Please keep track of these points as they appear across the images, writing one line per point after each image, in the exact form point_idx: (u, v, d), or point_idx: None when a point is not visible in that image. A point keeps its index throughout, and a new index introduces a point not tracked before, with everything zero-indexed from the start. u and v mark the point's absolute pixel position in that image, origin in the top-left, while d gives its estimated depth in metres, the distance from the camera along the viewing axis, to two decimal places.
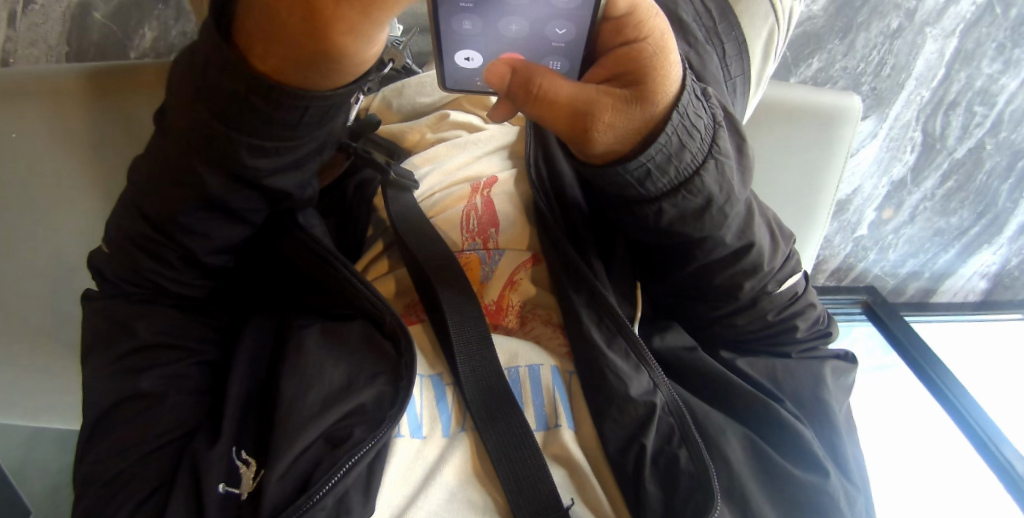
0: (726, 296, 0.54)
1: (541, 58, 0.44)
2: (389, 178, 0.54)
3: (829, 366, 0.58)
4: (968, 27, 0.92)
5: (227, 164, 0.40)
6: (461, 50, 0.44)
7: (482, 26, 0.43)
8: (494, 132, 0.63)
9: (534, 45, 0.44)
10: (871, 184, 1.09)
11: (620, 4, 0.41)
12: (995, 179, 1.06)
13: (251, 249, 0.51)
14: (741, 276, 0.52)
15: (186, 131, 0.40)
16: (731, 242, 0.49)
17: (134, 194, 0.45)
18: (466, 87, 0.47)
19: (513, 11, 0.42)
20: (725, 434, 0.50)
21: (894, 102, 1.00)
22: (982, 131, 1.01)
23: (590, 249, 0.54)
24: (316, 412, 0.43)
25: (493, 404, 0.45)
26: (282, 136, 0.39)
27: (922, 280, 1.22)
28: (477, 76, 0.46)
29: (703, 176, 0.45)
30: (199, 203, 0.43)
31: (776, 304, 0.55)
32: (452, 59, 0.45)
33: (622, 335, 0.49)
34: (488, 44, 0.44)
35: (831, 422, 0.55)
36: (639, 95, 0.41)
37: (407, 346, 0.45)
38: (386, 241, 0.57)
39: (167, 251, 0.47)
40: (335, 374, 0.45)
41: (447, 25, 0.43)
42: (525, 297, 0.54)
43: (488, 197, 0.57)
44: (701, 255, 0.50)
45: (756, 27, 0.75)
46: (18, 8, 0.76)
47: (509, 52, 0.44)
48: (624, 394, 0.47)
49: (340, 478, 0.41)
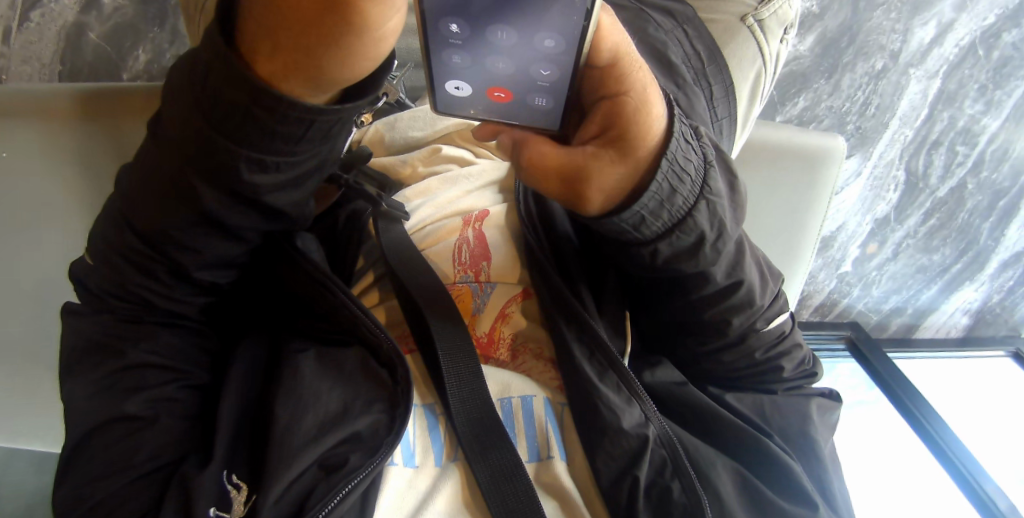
0: (716, 333, 0.54)
1: (525, 94, 0.45)
2: (381, 209, 0.54)
3: (814, 404, 0.58)
4: (951, 69, 0.95)
5: (224, 178, 0.40)
6: (451, 80, 0.45)
7: (471, 61, 0.43)
8: (484, 166, 0.63)
9: (522, 81, 0.44)
10: (855, 221, 1.11)
11: (604, 54, 0.42)
12: (976, 217, 1.08)
13: (248, 267, 0.50)
14: (731, 314, 0.52)
15: (184, 142, 0.40)
16: (721, 280, 0.50)
17: (124, 205, 0.45)
18: (456, 113, 0.47)
19: (500, 51, 0.42)
20: (716, 467, 0.49)
21: (877, 141, 1.02)
22: (964, 170, 1.03)
23: (579, 280, 0.55)
24: (310, 439, 0.43)
25: (485, 436, 0.44)
26: (284, 150, 0.39)
27: (906, 316, 1.23)
28: (468, 106, 0.46)
29: (696, 216, 0.45)
30: (192, 217, 0.43)
31: (763, 343, 0.56)
32: (444, 88, 0.45)
33: (614, 369, 0.49)
34: (477, 77, 0.44)
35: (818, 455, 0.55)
36: (623, 154, 0.42)
37: (403, 373, 0.44)
38: (376, 273, 0.56)
39: (155, 266, 0.46)
40: (330, 402, 0.45)
41: (438, 57, 0.43)
42: (516, 330, 0.54)
43: (480, 231, 0.57)
44: (693, 291, 0.50)
45: (744, 69, 0.77)
46: (14, 25, 0.76)
47: (495, 86, 0.45)
48: (616, 425, 0.47)
49: (336, 506, 0.40)
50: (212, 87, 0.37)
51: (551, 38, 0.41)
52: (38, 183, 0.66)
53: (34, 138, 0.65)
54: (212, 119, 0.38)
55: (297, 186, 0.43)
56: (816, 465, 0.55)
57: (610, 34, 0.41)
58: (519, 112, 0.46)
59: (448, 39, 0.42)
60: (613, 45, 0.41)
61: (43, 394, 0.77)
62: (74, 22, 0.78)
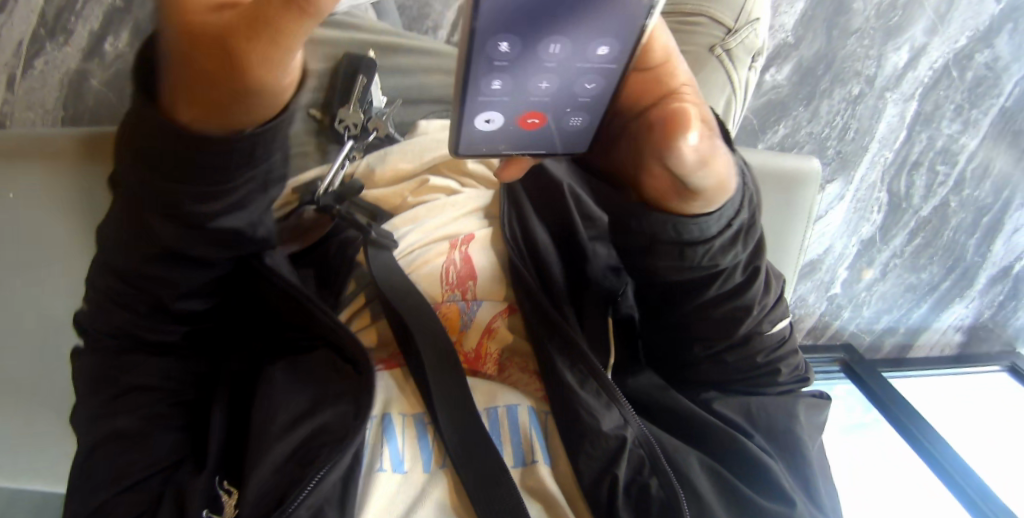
0: (717, 335, 0.55)
1: (562, 114, 0.45)
2: (370, 236, 0.55)
3: (802, 404, 0.59)
4: (926, 91, 1.00)
5: (175, 212, 0.41)
6: (484, 112, 0.43)
7: (512, 84, 0.41)
8: (470, 195, 0.66)
9: (558, 100, 0.44)
10: (842, 243, 1.13)
11: (655, 55, 0.44)
12: (962, 234, 1.12)
13: (225, 290, 0.52)
14: (741, 313, 0.53)
15: (135, 186, 0.40)
16: (738, 276, 0.51)
17: (105, 248, 0.47)
18: (476, 152, 0.46)
19: (544, 70, 0.41)
20: (691, 465, 0.52)
21: (860, 165, 1.05)
22: (946, 190, 1.07)
23: (559, 294, 0.58)
24: (285, 431, 0.46)
25: (470, 441, 0.46)
26: (224, 180, 0.39)
27: (898, 335, 1.26)
28: (491, 138, 0.45)
29: (743, 207, 0.46)
30: (164, 254, 0.45)
31: (766, 345, 0.56)
32: (472, 121, 0.43)
33: (595, 376, 0.51)
34: (512, 104, 0.43)
35: (799, 454, 0.57)
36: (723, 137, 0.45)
37: (366, 366, 0.47)
38: (368, 294, 0.59)
39: (136, 300, 0.48)
40: (299, 400, 0.48)
41: (475, 86, 0.40)
42: (502, 344, 0.56)
43: (466, 253, 0.60)
44: (706, 292, 0.51)
45: (715, 97, 0.80)
46: (17, 72, 0.81)
47: (531, 107, 0.44)
48: (596, 428, 0.49)
49: (309, 493, 0.42)
50: (149, 132, 0.36)
51: (603, 48, 0.41)
52: (42, 220, 0.69)
53: (40, 179, 0.68)
54: (149, 156, 0.38)
55: (247, 207, 0.42)
56: (801, 467, 0.57)
57: (659, 37, 0.44)
58: (548, 135, 0.46)
59: (494, 61, 0.39)
60: (664, 45, 0.44)
61: (47, 435, 0.75)
62: (77, 69, 0.81)
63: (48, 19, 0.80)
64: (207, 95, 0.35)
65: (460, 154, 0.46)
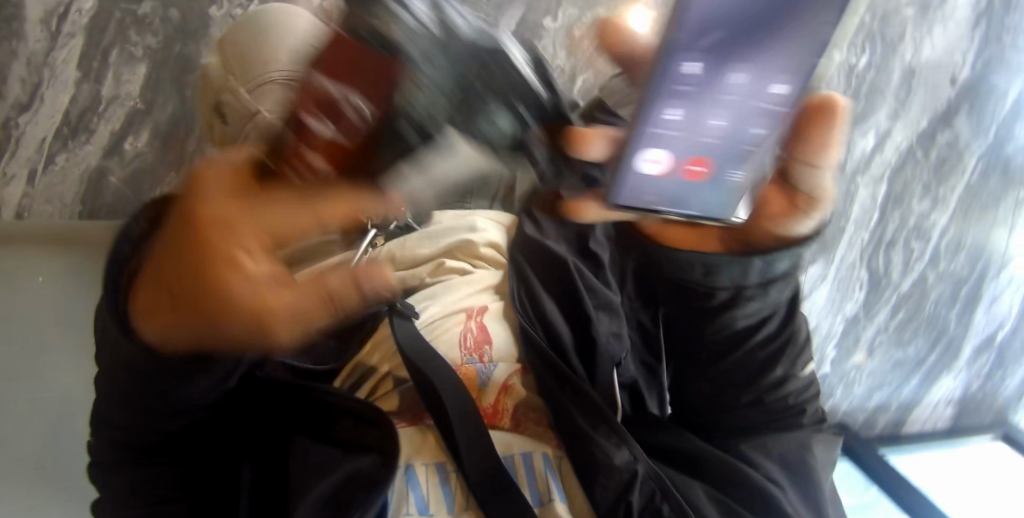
0: (758, 378, 0.57)
1: (724, 165, 0.43)
2: (394, 306, 0.59)
3: (815, 438, 0.62)
4: (894, 172, 1.08)
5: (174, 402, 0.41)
6: (651, 153, 0.41)
7: (687, 120, 0.39)
8: (482, 275, 0.71)
9: (724, 149, 0.42)
10: (828, 322, 1.17)
11: None
12: (943, 307, 1.19)
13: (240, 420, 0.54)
14: (781, 355, 0.56)
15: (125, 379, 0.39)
16: (783, 319, 0.54)
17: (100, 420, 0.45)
18: (633, 204, 0.43)
19: (720, 108, 0.40)
20: (698, 497, 0.58)
21: (838, 246, 1.11)
22: (923, 264, 1.14)
23: (567, 352, 0.63)
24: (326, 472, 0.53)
25: (496, 480, 0.50)
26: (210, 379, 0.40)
27: (891, 411, 1.28)
28: (648, 186, 0.43)
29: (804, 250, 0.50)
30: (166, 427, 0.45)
31: (800, 386, 0.59)
32: (636, 164, 0.41)
33: (603, 419, 0.56)
34: (680, 145, 0.41)
35: (813, 487, 0.59)
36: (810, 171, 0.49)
37: (377, 415, 0.54)
38: (390, 364, 0.63)
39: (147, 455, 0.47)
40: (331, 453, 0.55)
41: (652, 117, 0.39)
42: (517, 401, 0.60)
43: (481, 322, 0.65)
44: (755, 335, 0.54)
45: None
46: (39, 167, 0.79)
47: (695, 153, 0.42)
48: (608, 464, 0.54)
49: None
50: (111, 345, 0.37)
51: (780, 88, 0.39)
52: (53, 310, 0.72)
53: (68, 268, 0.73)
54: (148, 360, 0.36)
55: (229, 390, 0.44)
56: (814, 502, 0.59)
57: None
58: (705, 186, 0.44)
59: (678, 88, 0.37)
60: None
61: None
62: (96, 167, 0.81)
63: (71, 119, 0.78)
64: (190, 330, 0.33)
65: (611, 206, 0.43)
